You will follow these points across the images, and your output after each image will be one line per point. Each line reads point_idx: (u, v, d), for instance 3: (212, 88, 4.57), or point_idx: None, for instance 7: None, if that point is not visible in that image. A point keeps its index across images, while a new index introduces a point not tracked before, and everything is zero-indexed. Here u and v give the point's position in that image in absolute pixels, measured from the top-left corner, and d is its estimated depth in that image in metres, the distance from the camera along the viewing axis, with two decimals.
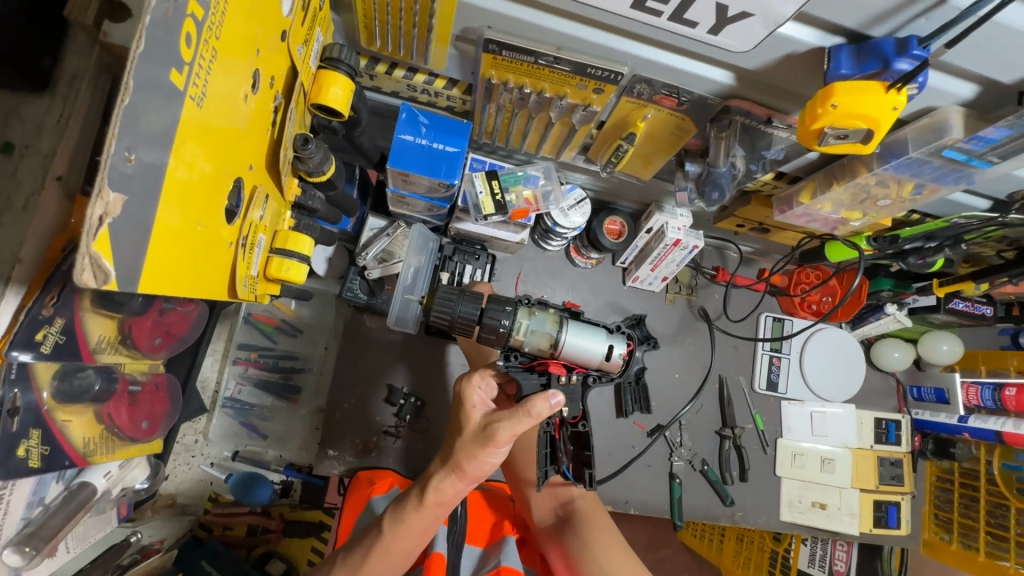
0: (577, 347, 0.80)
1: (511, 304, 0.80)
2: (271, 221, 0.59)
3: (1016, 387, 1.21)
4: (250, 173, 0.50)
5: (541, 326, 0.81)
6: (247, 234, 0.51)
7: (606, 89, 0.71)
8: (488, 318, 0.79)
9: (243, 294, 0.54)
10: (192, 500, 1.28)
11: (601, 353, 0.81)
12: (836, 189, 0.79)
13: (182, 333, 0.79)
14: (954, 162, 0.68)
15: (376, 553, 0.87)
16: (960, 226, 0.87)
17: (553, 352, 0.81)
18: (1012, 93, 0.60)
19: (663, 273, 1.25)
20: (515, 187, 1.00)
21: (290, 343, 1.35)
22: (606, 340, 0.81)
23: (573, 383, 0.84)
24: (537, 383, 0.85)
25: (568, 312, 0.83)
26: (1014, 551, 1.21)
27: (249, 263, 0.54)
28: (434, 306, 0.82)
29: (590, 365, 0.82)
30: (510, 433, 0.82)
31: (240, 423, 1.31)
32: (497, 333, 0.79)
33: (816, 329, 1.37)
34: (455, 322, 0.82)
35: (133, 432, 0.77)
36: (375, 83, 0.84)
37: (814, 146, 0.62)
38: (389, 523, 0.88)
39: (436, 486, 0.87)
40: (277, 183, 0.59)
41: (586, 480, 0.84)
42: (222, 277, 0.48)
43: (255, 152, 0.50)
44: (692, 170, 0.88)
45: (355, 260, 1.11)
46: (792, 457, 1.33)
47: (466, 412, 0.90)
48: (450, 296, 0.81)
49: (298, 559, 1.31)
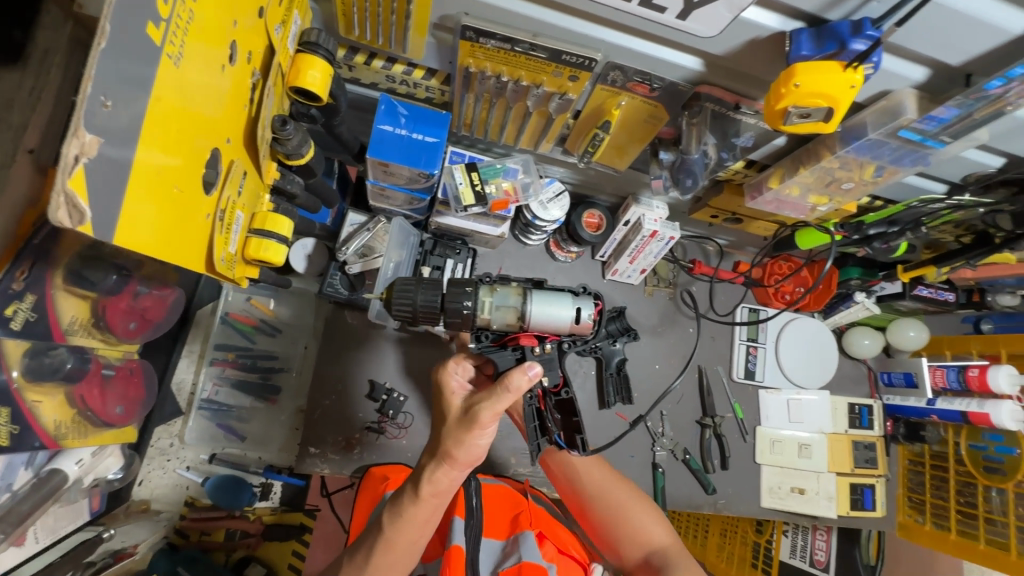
0: (544, 316, 0.83)
1: (470, 285, 0.82)
2: (248, 199, 0.59)
3: (979, 367, 1.27)
4: (227, 146, 0.50)
5: (504, 301, 0.83)
6: (224, 207, 0.51)
7: (581, 76, 0.73)
8: (451, 302, 0.81)
9: (221, 270, 0.54)
10: (168, 506, 1.25)
11: (568, 319, 0.83)
12: (803, 173, 0.82)
13: (158, 320, 0.78)
14: (910, 143, 0.71)
15: (380, 550, 0.87)
16: (916, 209, 0.92)
17: (521, 326, 0.84)
18: (960, 75, 0.63)
19: (641, 266, 1.27)
20: (494, 179, 1.01)
21: (270, 343, 1.31)
22: (572, 304, 0.84)
23: (547, 351, 0.90)
24: (512, 358, 0.90)
25: (531, 284, 0.86)
26: (983, 528, 1.25)
27: (227, 239, 0.54)
28: (394, 300, 0.83)
29: (562, 331, 0.85)
30: (493, 412, 0.84)
31: (217, 425, 1.28)
32: (462, 316, 0.82)
33: (790, 319, 1.41)
34: (417, 313, 0.83)
35: (107, 418, 0.75)
36: (354, 75, 0.85)
37: (779, 126, 0.64)
38: (388, 519, 0.88)
39: (430, 478, 0.86)
40: (255, 162, 0.59)
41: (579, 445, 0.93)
42: (197, 246, 0.48)
43: (232, 125, 0.50)
44: (666, 159, 0.90)
45: (336, 255, 1.11)
46: (770, 444, 1.36)
47: (447, 399, 0.93)
48: (407, 286, 0.83)
49: (277, 562, 1.31)
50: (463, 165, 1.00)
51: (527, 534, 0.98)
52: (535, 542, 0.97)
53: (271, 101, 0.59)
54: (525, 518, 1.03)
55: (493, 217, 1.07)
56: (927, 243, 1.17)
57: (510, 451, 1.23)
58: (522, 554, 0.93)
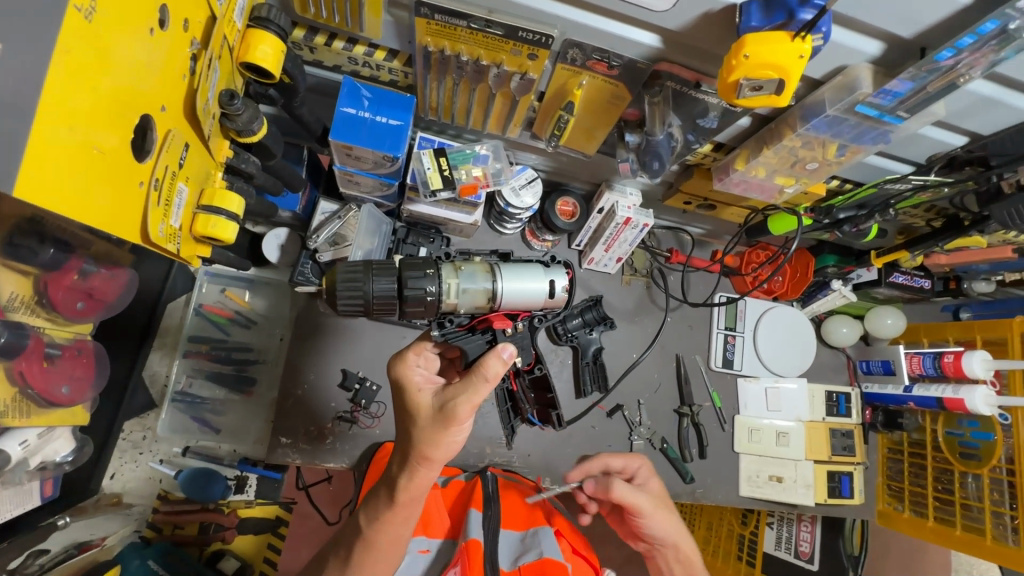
0: (516, 291, 0.89)
1: (429, 270, 0.84)
2: (194, 174, 0.58)
3: (954, 353, 1.26)
4: (161, 114, 0.49)
5: (472, 281, 0.87)
6: (159, 177, 0.50)
7: (540, 54, 0.73)
8: (410, 289, 0.83)
9: (160, 244, 0.53)
10: (141, 499, 1.23)
11: (542, 292, 0.90)
12: (766, 153, 0.82)
13: (111, 299, 0.80)
14: (868, 119, 0.71)
15: (359, 548, 0.85)
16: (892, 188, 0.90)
17: (492, 305, 0.89)
18: (914, 49, 0.64)
19: (617, 254, 1.26)
20: (463, 164, 1.01)
21: (245, 335, 1.28)
22: (545, 276, 0.91)
23: (519, 329, 0.95)
24: (482, 342, 0.93)
25: (497, 262, 0.91)
26: (960, 514, 1.25)
27: (166, 210, 0.53)
28: (341, 292, 0.81)
29: (535, 306, 0.92)
30: (470, 405, 0.79)
31: (191, 418, 1.25)
32: (424, 302, 0.84)
33: (768, 308, 1.40)
34: (371, 301, 0.83)
35: (51, 398, 0.74)
36: (316, 57, 0.84)
37: (733, 100, 0.64)
38: (365, 519, 0.85)
39: (405, 484, 0.81)
40: (199, 137, 0.58)
41: (555, 419, 1.19)
42: (128, 213, 0.46)
43: (166, 93, 0.49)
44: (632, 141, 0.90)
45: (306, 243, 1.10)
46: (749, 433, 1.36)
47: (413, 397, 0.83)
48: (356, 276, 0.82)
49: (252, 556, 1.28)
50: (431, 150, 0.99)
51: (547, 530, 0.99)
52: (553, 538, 0.98)
53: (218, 75, 0.58)
54: (546, 516, 1.06)
55: (463, 203, 1.06)
56: (901, 228, 1.17)
57: (485, 441, 1.22)
58: (543, 551, 0.93)
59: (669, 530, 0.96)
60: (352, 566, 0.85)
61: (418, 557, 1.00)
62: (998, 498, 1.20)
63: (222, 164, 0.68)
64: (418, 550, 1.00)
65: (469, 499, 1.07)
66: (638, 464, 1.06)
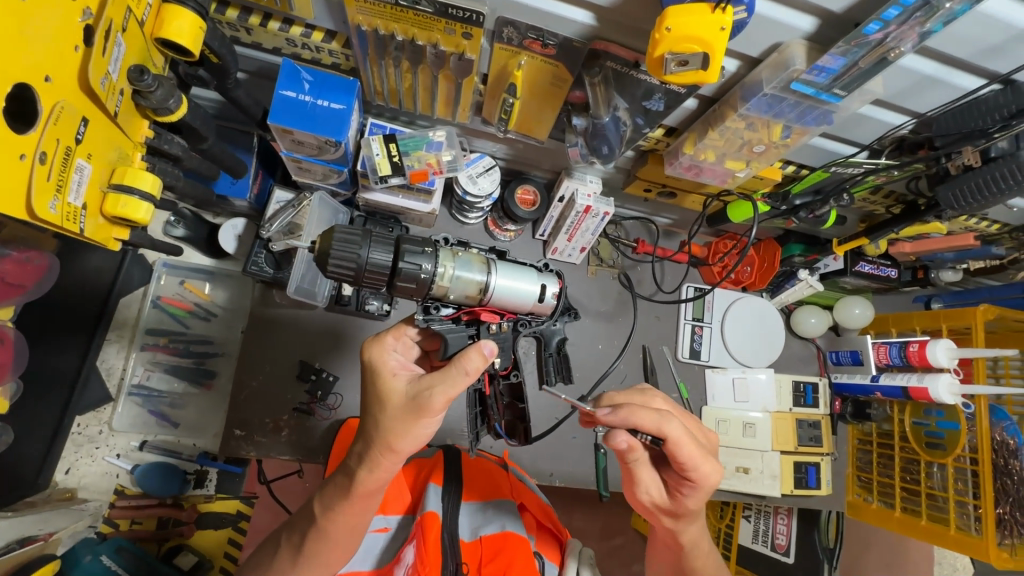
0: (509, 292, 0.72)
1: (429, 245, 0.68)
2: (99, 152, 0.65)
3: (919, 343, 1.25)
4: (45, 84, 0.55)
5: (467, 270, 0.70)
6: (45, 147, 0.55)
7: (474, 33, 0.71)
8: (405, 264, 0.66)
9: (56, 214, 0.59)
10: (97, 494, 1.19)
11: (533, 296, 0.73)
12: (712, 135, 0.81)
13: (32, 285, 0.86)
14: (807, 97, 0.71)
15: (312, 539, 0.71)
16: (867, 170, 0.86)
17: (481, 299, 0.72)
18: (848, 26, 0.63)
19: (581, 243, 1.24)
20: (415, 151, 0.98)
21: (204, 327, 1.26)
22: (537, 279, 0.74)
23: (504, 331, 0.77)
24: (465, 336, 0.76)
25: (494, 255, 0.76)
26: (926, 504, 1.20)
27: (60, 185, 0.59)
28: (332, 256, 0.63)
29: (522, 310, 0.75)
30: (447, 398, 0.64)
31: (149, 411, 1.22)
32: (417, 281, 0.67)
33: (736, 299, 1.39)
34: (364, 272, 0.65)
35: None
36: (254, 39, 0.83)
37: (661, 76, 0.63)
38: (319, 507, 0.71)
39: (371, 468, 0.67)
40: (103, 111, 0.64)
41: (522, 433, 0.85)
42: (13, 180, 0.52)
43: (53, 64, 0.55)
44: (579, 125, 0.88)
45: (259, 232, 1.07)
46: (716, 424, 1.35)
47: (385, 382, 0.68)
48: (352, 238, 0.64)
49: (210, 552, 1.23)
50: (381, 136, 0.96)
51: (511, 504, 0.90)
52: (518, 514, 0.88)
53: (122, 51, 0.63)
54: (510, 488, 0.95)
55: (418, 190, 1.04)
56: (861, 215, 1.18)
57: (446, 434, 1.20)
58: (506, 523, 0.84)
59: (680, 530, 0.76)
60: (305, 553, 0.71)
61: (375, 538, 0.88)
62: (962, 487, 1.15)
63: (142, 144, 0.73)
64: (375, 528, 0.89)
65: (431, 472, 0.94)
66: (696, 467, 0.67)
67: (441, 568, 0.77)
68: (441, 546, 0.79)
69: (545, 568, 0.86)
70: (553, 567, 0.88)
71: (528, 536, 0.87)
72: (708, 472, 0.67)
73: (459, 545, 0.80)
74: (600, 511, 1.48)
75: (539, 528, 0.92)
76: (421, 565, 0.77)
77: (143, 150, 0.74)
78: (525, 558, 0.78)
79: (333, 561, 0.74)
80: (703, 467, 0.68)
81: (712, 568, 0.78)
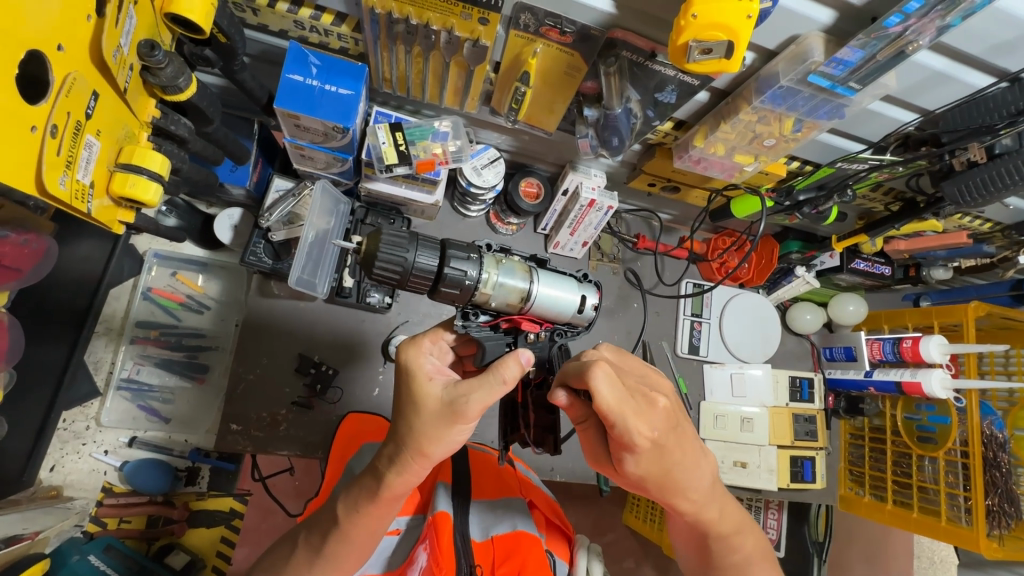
0: (551, 302, 0.68)
1: (474, 252, 0.66)
2: (107, 130, 0.63)
3: (911, 338, 1.24)
4: (58, 54, 0.54)
5: (510, 277, 0.67)
6: (56, 121, 0.54)
7: (491, 18, 0.71)
8: (450, 269, 0.64)
9: (64, 192, 0.57)
10: (83, 492, 1.14)
11: (573, 306, 0.69)
12: (723, 128, 0.82)
13: (28, 270, 0.83)
14: (821, 90, 0.72)
15: (332, 540, 0.69)
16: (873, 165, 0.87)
17: (521, 308, 0.69)
18: (865, 20, 0.65)
19: (583, 239, 1.22)
20: (421, 140, 0.95)
21: (196, 320, 1.22)
22: (578, 289, 0.70)
23: (542, 339, 0.71)
24: (503, 345, 0.71)
25: (535, 262, 0.71)
26: (917, 497, 1.20)
27: (69, 162, 0.57)
28: (378, 259, 0.62)
29: (561, 320, 0.71)
30: (483, 406, 0.61)
31: (138, 407, 1.17)
32: (461, 288, 0.65)
33: (735, 295, 1.40)
34: (409, 276, 0.65)
35: None
36: (261, 20, 0.81)
37: (684, 64, 0.63)
38: (342, 509, 0.69)
39: (390, 466, 0.66)
40: (114, 88, 0.62)
41: (550, 446, 0.67)
42: (22, 156, 0.51)
43: (66, 32, 0.54)
44: (591, 115, 0.88)
45: (259, 221, 1.03)
46: (714, 419, 1.35)
47: (420, 385, 0.65)
48: (400, 241, 0.63)
49: (203, 550, 1.17)
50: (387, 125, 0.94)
51: (519, 502, 0.89)
52: (526, 511, 0.88)
53: (133, 25, 0.62)
54: (517, 485, 0.95)
55: (422, 180, 1.01)
56: (859, 213, 1.20)
57: None
58: (518, 522, 0.83)
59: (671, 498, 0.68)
60: (324, 556, 0.69)
61: (387, 539, 0.86)
62: (953, 480, 1.14)
63: (149, 124, 0.72)
64: (388, 530, 0.87)
65: (438, 472, 0.94)
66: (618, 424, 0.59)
67: (456, 569, 0.75)
68: (453, 547, 0.77)
69: (556, 565, 0.84)
70: (564, 565, 0.86)
71: (539, 533, 0.86)
72: (634, 431, 0.59)
73: (471, 545, 0.79)
74: (595, 507, 1.48)
75: (548, 525, 0.91)
76: (436, 567, 0.74)
77: (149, 131, 0.72)
78: (539, 557, 0.77)
79: (350, 563, 0.72)
80: (631, 426, 0.59)
81: (726, 530, 0.74)
